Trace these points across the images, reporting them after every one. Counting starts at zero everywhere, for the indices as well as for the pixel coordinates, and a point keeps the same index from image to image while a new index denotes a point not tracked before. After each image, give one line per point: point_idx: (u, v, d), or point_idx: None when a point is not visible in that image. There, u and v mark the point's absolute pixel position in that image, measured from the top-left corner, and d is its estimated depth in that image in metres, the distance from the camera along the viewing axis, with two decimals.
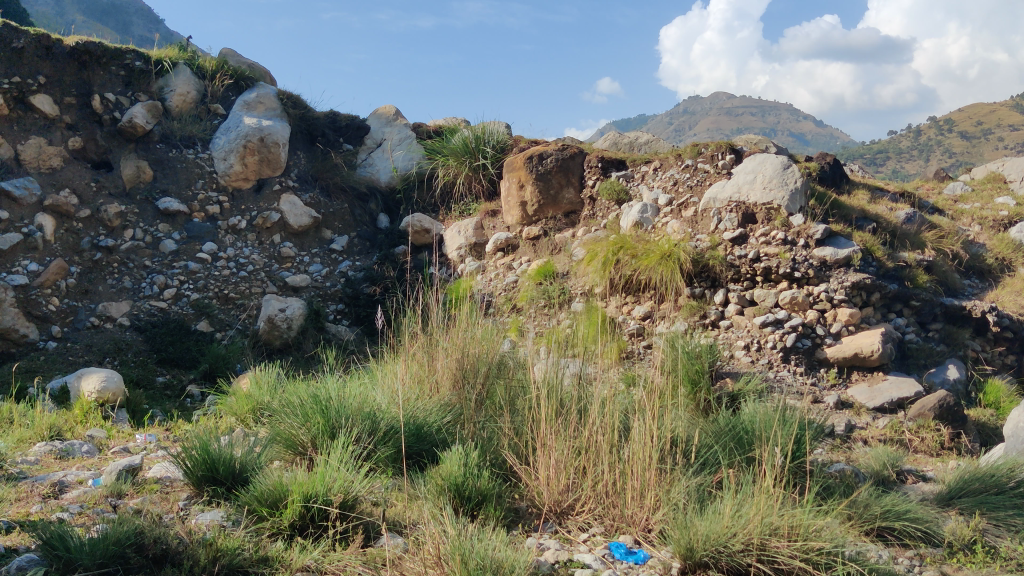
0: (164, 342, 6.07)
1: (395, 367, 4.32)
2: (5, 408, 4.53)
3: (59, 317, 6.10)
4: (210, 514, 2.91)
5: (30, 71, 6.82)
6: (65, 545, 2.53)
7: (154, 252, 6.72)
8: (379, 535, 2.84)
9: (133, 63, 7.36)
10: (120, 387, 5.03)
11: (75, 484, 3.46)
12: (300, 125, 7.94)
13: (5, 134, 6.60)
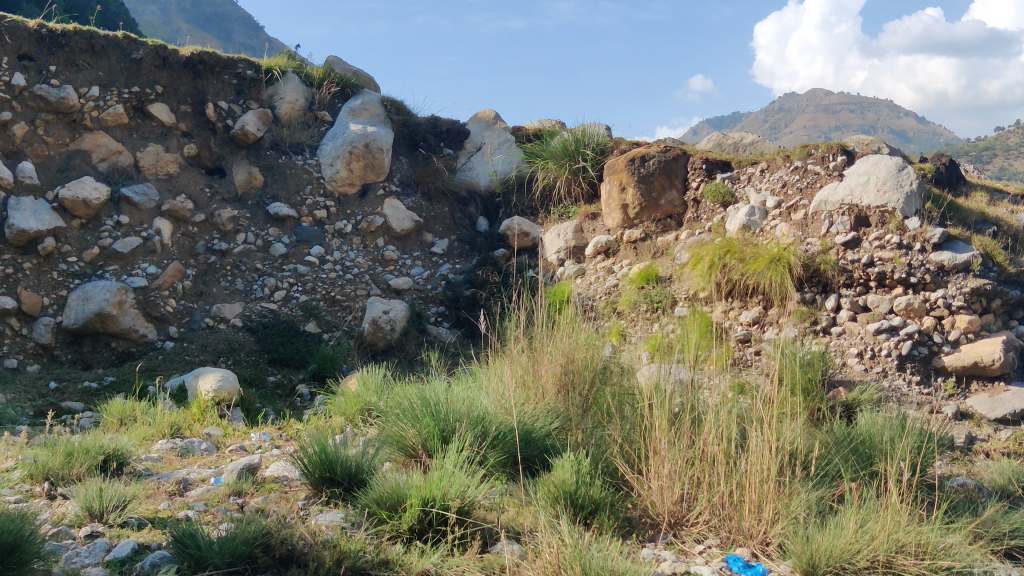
0: (275, 342, 6.26)
1: (501, 371, 4.34)
2: (129, 405, 4.72)
3: (175, 318, 6.35)
4: (330, 515, 2.98)
5: (148, 82, 7.13)
6: (195, 544, 2.60)
7: (265, 256, 6.91)
8: (495, 541, 2.85)
9: (244, 72, 7.58)
10: (235, 387, 5.20)
11: (198, 482, 3.57)
12: (402, 131, 8.07)
13: (126, 142, 6.97)
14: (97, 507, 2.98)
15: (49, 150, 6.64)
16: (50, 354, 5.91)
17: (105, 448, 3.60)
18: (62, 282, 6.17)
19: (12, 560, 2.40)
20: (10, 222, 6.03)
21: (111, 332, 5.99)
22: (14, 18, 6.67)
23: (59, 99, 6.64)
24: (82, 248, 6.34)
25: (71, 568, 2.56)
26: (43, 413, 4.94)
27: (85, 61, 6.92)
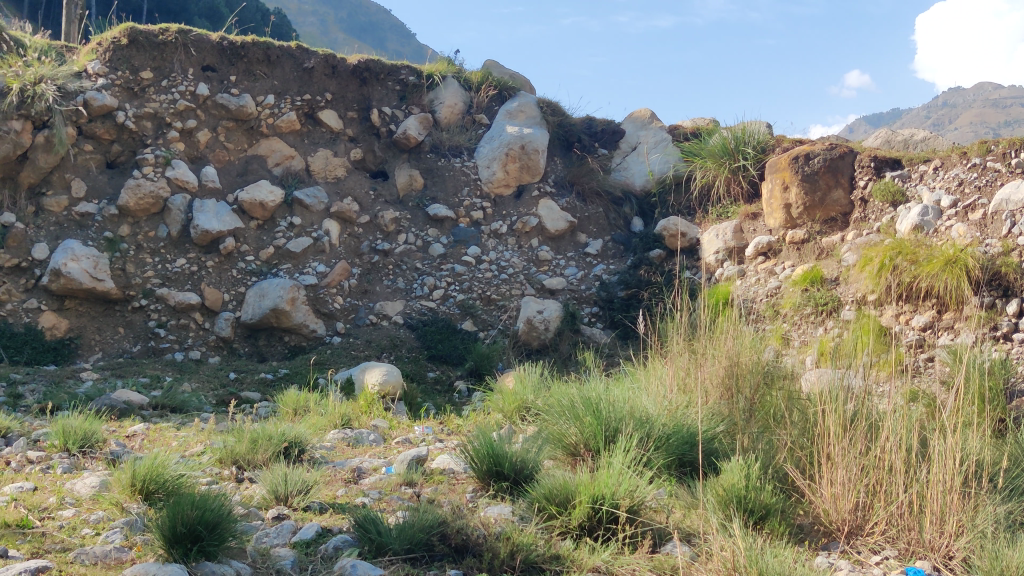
0: (434, 339, 6.46)
1: (662, 372, 4.32)
2: (302, 396, 4.96)
3: (342, 314, 6.64)
4: (499, 509, 3.06)
5: (318, 90, 7.49)
6: (376, 529, 2.74)
7: (424, 255, 7.14)
8: (666, 542, 2.85)
9: (407, 78, 7.83)
10: (399, 381, 5.38)
11: (370, 471, 3.73)
12: (557, 133, 8.14)
13: (297, 148, 7.35)
14: (282, 491, 3.15)
15: (229, 155, 7.08)
16: (229, 347, 6.35)
17: (287, 435, 3.80)
18: (240, 279, 6.57)
19: (215, 536, 2.58)
20: (196, 223, 6.48)
21: (283, 327, 6.33)
22: (200, 32, 7.14)
23: (239, 107, 7.05)
24: (259, 248, 6.73)
25: (262, 547, 2.72)
26: (224, 401, 5.25)
27: (262, 70, 7.33)
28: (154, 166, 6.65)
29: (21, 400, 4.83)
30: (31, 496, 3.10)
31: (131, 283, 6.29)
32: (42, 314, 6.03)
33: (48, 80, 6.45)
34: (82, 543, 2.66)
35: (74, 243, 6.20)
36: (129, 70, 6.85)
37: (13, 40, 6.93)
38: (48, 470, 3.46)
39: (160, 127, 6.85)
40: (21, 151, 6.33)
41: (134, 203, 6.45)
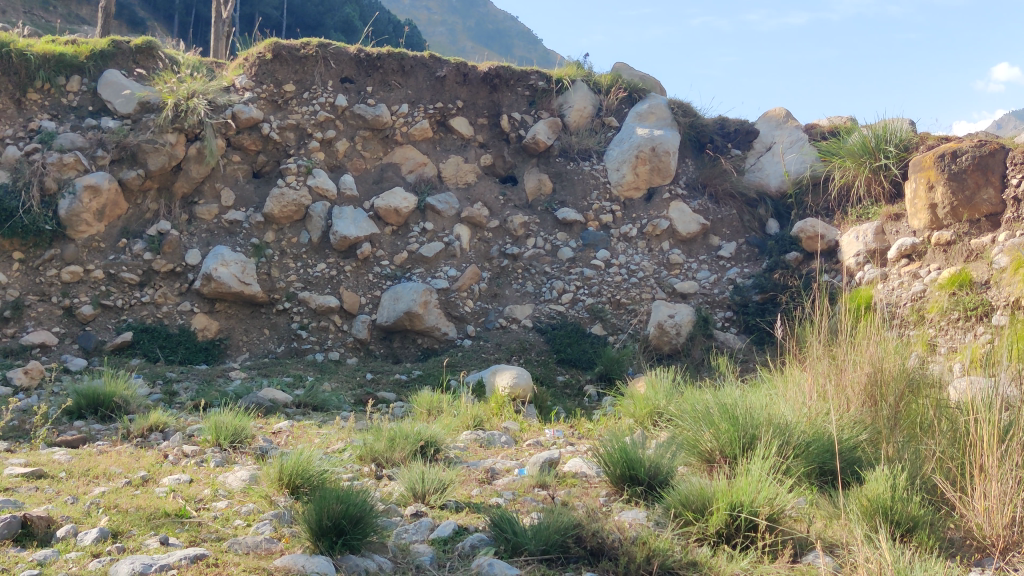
0: (563, 343, 6.49)
1: (799, 377, 4.21)
2: (436, 397, 5.05)
3: (473, 317, 6.78)
4: (634, 514, 3.05)
5: (450, 97, 7.64)
6: (512, 529, 2.79)
7: (553, 259, 7.17)
8: (807, 552, 2.78)
9: (537, 83, 7.89)
10: (529, 385, 5.43)
11: (503, 472, 3.77)
12: (689, 134, 8.02)
13: (430, 155, 7.52)
14: (420, 489, 3.23)
15: (366, 163, 7.31)
16: (366, 348, 6.55)
17: (423, 434, 3.89)
18: (376, 283, 6.77)
19: (357, 531, 2.68)
20: (335, 229, 6.72)
21: (417, 329, 6.51)
22: (338, 45, 7.41)
23: (375, 117, 7.27)
24: (394, 253, 6.92)
25: (402, 543, 2.80)
26: (362, 401, 5.43)
27: (397, 80, 7.54)
28: (296, 175, 6.94)
29: (176, 397, 5.12)
30: (188, 488, 3.28)
31: (275, 286, 6.58)
32: (194, 316, 6.36)
33: (200, 95, 6.75)
34: (235, 533, 2.81)
35: (223, 249, 6.52)
36: (274, 84, 7.17)
37: (169, 58, 7.35)
38: (203, 463, 3.67)
39: (301, 138, 7.14)
40: (175, 162, 6.66)
41: (278, 210, 6.75)
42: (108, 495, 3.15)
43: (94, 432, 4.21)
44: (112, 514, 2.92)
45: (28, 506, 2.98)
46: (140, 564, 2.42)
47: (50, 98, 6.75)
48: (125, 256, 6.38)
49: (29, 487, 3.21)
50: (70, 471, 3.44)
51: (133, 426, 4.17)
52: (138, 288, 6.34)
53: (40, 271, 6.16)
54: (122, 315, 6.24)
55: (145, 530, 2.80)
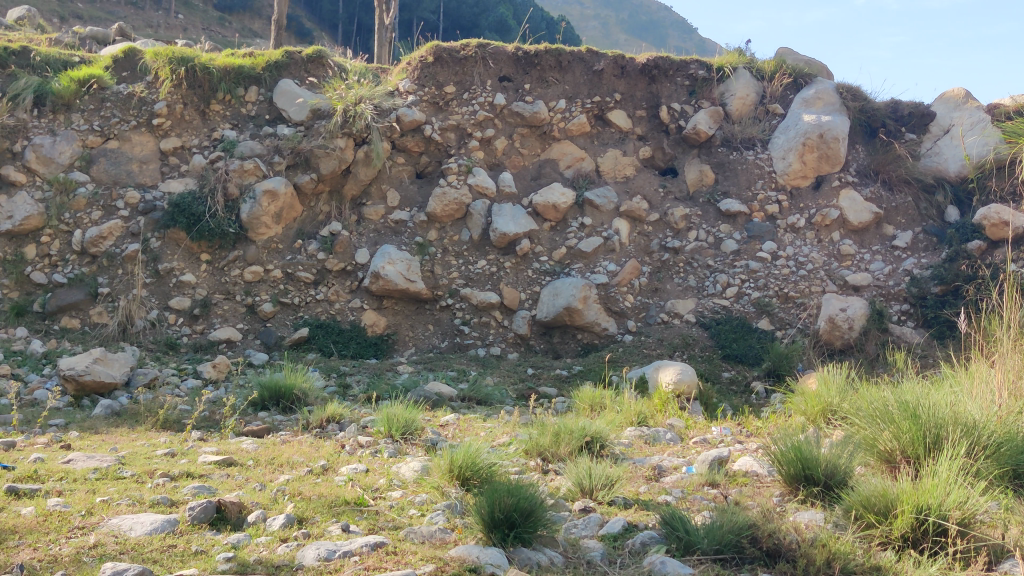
0: (728, 338, 6.38)
1: (986, 373, 3.94)
2: (598, 392, 5.03)
3: (634, 313, 6.73)
4: (809, 515, 2.95)
5: (608, 91, 7.63)
6: (685, 528, 2.76)
7: (717, 252, 7.02)
8: (1004, 560, 2.61)
9: (697, 73, 7.75)
10: (694, 381, 5.31)
11: (671, 469, 3.72)
12: (859, 119, 7.62)
13: (588, 149, 7.51)
14: (588, 484, 3.23)
15: (525, 160, 7.39)
16: (527, 344, 6.64)
17: (588, 430, 3.88)
18: (536, 279, 6.83)
19: (529, 524, 2.70)
20: (494, 227, 6.80)
21: (577, 325, 6.53)
22: (497, 44, 7.52)
23: (533, 114, 7.33)
24: (553, 248, 6.96)
25: (572, 538, 2.81)
26: (524, 395, 5.49)
27: (554, 76, 7.58)
28: (457, 174, 7.07)
29: (350, 390, 5.35)
30: (364, 477, 3.41)
31: (439, 283, 6.73)
32: (364, 312, 6.61)
33: (367, 100, 7.00)
34: (410, 523, 2.89)
35: (390, 248, 6.73)
36: (435, 86, 7.35)
37: (337, 66, 7.67)
38: (377, 454, 3.80)
39: (462, 137, 7.27)
40: (344, 165, 6.93)
41: (441, 210, 6.90)
42: (292, 482, 3.31)
43: (276, 423, 4.45)
44: (297, 500, 3.08)
45: (221, 492, 3.18)
46: (325, 550, 2.56)
47: (230, 108, 7.16)
48: (300, 256, 6.70)
49: (222, 474, 3.42)
50: (257, 460, 3.65)
51: (312, 417, 4.38)
52: (312, 286, 6.64)
53: (224, 271, 6.55)
54: (298, 312, 6.56)
55: (327, 517, 2.93)
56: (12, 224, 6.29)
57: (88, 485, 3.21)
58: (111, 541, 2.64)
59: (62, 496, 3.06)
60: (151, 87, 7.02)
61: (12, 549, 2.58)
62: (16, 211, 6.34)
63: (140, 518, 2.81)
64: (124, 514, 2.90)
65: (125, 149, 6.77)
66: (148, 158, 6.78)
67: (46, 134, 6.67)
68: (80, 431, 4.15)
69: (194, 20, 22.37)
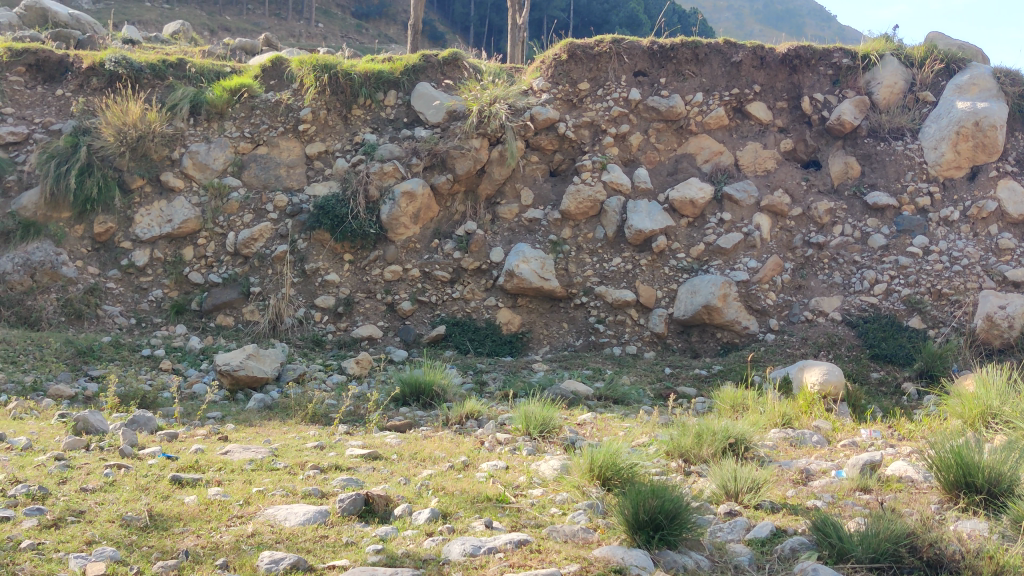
0: (877, 337, 6.12)
1: None
2: (739, 393, 4.90)
3: (776, 311, 6.54)
4: (973, 525, 2.79)
5: (747, 83, 7.44)
6: (838, 535, 2.64)
7: (864, 248, 6.74)
8: None
9: (841, 61, 7.47)
10: (842, 381, 5.10)
11: (819, 473, 3.58)
12: (1019, 105, 7.20)
13: (726, 143, 7.34)
14: (733, 487, 3.15)
15: (661, 155, 7.28)
16: (664, 342, 6.56)
17: (731, 431, 3.79)
18: (673, 276, 6.72)
19: (674, 526, 2.66)
20: (630, 224, 6.75)
21: (716, 323, 6.40)
22: (632, 39, 7.45)
23: (669, 108, 7.23)
24: (690, 245, 6.83)
25: (718, 542, 2.75)
26: (662, 395, 5.41)
27: (691, 69, 7.46)
28: (592, 171, 7.04)
29: (486, 387, 5.41)
30: (505, 474, 3.43)
31: (573, 281, 6.72)
32: (499, 310, 6.67)
33: (501, 100, 7.04)
34: (553, 521, 2.89)
35: (525, 246, 6.76)
36: (569, 83, 7.34)
37: (473, 67, 7.77)
38: (516, 451, 3.82)
39: (596, 134, 7.23)
40: (480, 165, 7.00)
41: (575, 207, 6.88)
42: (434, 477, 3.37)
43: (417, 418, 4.54)
44: (441, 495, 3.12)
45: (368, 485, 3.27)
46: (470, 546, 2.59)
47: (371, 112, 7.37)
48: (437, 255, 6.81)
49: (367, 467, 3.52)
50: (401, 454, 3.73)
51: (451, 413, 4.45)
52: (448, 285, 6.74)
53: (366, 271, 6.75)
54: (436, 310, 6.68)
55: (471, 513, 2.96)
56: (172, 227, 6.68)
57: (245, 475, 3.36)
58: (267, 531, 2.75)
59: (221, 485, 3.22)
60: (297, 94, 7.28)
61: (177, 535, 2.72)
62: (175, 214, 6.72)
63: (294, 509, 2.91)
64: (278, 504, 3.02)
65: (273, 155, 7.06)
66: (295, 162, 7.05)
67: (202, 142, 7.03)
68: (236, 424, 4.35)
69: (333, 28, 23.15)
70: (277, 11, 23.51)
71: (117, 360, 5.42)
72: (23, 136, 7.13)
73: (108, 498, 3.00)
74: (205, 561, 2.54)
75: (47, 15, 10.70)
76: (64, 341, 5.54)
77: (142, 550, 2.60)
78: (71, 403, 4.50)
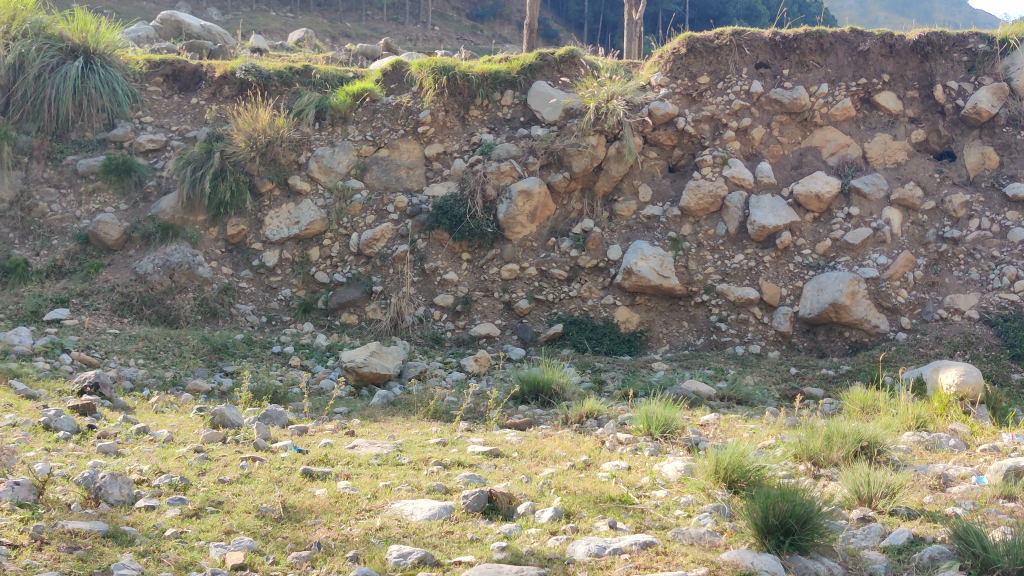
0: (1018, 336, 5.82)
1: None
2: (870, 394, 4.73)
3: (908, 309, 6.30)
4: None
5: (875, 72, 7.18)
6: (982, 544, 2.51)
7: (1003, 242, 6.41)
8: None
9: (976, 47, 7.12)
10: (980, 383, 4.86)
11: (959, 479, 3.41)
12: None
13: (854, 135, 7.09)
14: (867, 492, 3.04)
15: (784, 149, 7.09)
16: (788, 342, 6.39)
17: (863, 434, 3.65)
18: (798, 273, 6.54)
19: (806, 531, 2.59)
20: (753, 219, 6.59)
21: (844, 322, 6.21)
22: (753, 30, 7.30)
23: (793, 100, 7.04)
24: (816, 241, 6.63)
25: (852, 548, 2.66)
26: (788, 395, 5.27)
27: (815, 60, 7.24)
28: (712, 166, 6.91)
29: (605, 386, 5.39)
30: (627, 475, 3.41)
31: (694, 279, 6.60)
32: (617, 309, 6.63)
33: (619, 97, 6.98)
34: (678, 523, 2.85)
35: (643, 244, 6.69)
36: (689, 78, 7.23)
37: (590, 64, 7.75)
38: (637, 452, 3.79)
39: (717, 128, 7.10)
40: (597, 163, 6.97)
41: (695, 203, 6.77)
42: (556, 476, 3.38)
43: (537, 416, 4.56)
44: (563, 494, 3.13)
45: (492, 482, 3.30)
46: (595, 546, 2.58)
47: (488, 112, 7.45)
48: (555, 253, 6.82)
49: (490, 464, 3.55)
50: (522, 452, 3.75)
51: (571, 412, 4.45)
52: (566, 283, 6.74)
53: (484, 269, 6.82)
54: (553, 309, 6.70)
55: (594, 513, 2.95)
56: (299, 228, 6.91)
57: (372, 470, 3.45)
58: (395, 524, 2.81)
59: (350, 479, 3.31)
60: (417, 97, 7.42)
61: (310, 527, 2.81)
62: (302, 216, 6.94)
63: (419, 504, 2.97)
64: (404, 499, 3.08)
65: (394, 157, 7.21)
66: (414, 164, 7.18)
67: (326, 146, 7.25)
68: (362, 419, 4.47)
69: (449, 31, 23.49)
70: (396, 15, 24.01)
71: (250, 357, 5.64)
72: (161, 143, 7.50)
73: (244, 490, 3.13)
74: (336, 553, 2.62)
75: (180, 27, 11.22)
76: (201, 338, 5.80)
77: (277, 541, 2.70)
78: (208, 398, 4.71)
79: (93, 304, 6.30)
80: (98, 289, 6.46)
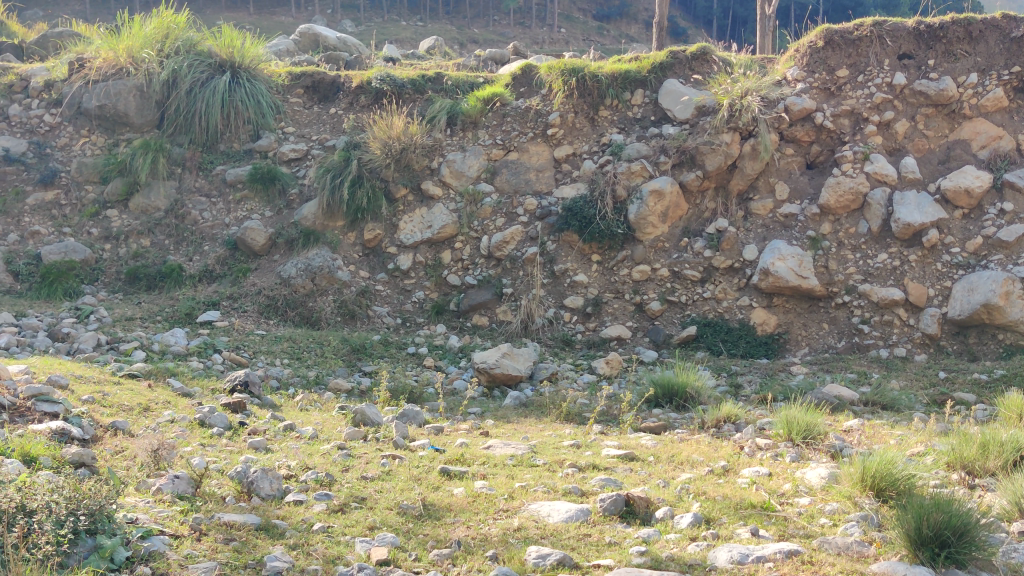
0: None
1: None
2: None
3: None
4: None
5: None
6: None
7: None
8: None
9: None
10: None
11: None
12: None
13: (1006, 126, 6.71)
14: None
15: (931, 142, 6.76)
16: (936, 344, 6.12)
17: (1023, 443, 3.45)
18: (947, 273, 6.26)
19: (964, 544, 2.49)
20: (897, 217, 6.33)
21: (998, 324, 5.94)
22: (896, 20, 7.03)
23: (939, 91, 6.73)
24: (966, 238, 6.32)
25: (1012, 563, 2.54)
26: (936, 400, 5.04)
27: (963, 49, 6.91)
28: (852, 162, 6.66)
29: (741, 390, 5.28)
30: (769, 481, 3.33)
31: (834, 279, 6.39)
32: (753, 311, 6.49)
33: (754, 93, 6.84)
34: (824, 532, 2.77)
35: (780, 243, 6.52)
36: (827, 71, 7.03)
37: (722, 60, 7.62)
38: (778, 458, 3.70)
39: (857, 123, 6.85)
40: (731, 161, 6.83)
41: (835, 201, 6.56)
42: (694, 481, 3.33)
43: (672, 420, 4.51)
44: (702, 500, 3.08)
45: (628, 486, 3.28)
46: (738, 553, 2.54)
47: (618, 112, 7.41)
48: (687, 254, 6.72)
49: (625, 468, 3.54)
50: (657, 456, 3.72)
51: (707, 416, 4.38)
52: (699, 284, 6.64)
53: (615, 271, 6.79)
54: (686, 310, 6.61)
55: (735, 520, 2.90)
56: (432, 232, 7.05)
57: (507, 470, 3.49)
58: (533, 525, 2.84)
59: (487, 479, 3.36)
60: (546, 99, 7.47)
61: (449, 525, 2.87)
62: (435, 221, 7.08)
63: (556, 506, 2.98)
64: (541, 500, 3.11)
65: (524, 160, 7.27)
66: (544, 166, 7.22)
67: (458, 151, 7.37)
68: (496, 420, 4.53)
69: (576, 33, 23.53)
70: (523, 19, 24.18)
71: (387, 358, 5.81)
72: (302, 152, 7.80)
73: (386, 487, 3.22)
74: (476, 552, 2.66)
75: (318, 39, 11.63)
76: (340, 339, 6.00)
77: (419, 538, 2.77)
78: (348, 397, 4.87)
79: (242, 306, 6.62)
80: (246, 293, 6.77)
